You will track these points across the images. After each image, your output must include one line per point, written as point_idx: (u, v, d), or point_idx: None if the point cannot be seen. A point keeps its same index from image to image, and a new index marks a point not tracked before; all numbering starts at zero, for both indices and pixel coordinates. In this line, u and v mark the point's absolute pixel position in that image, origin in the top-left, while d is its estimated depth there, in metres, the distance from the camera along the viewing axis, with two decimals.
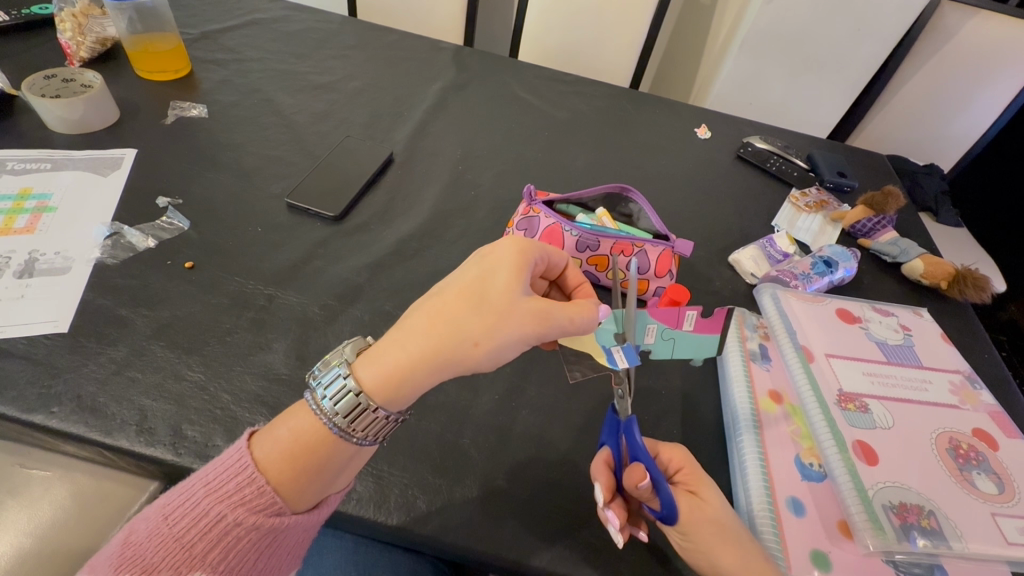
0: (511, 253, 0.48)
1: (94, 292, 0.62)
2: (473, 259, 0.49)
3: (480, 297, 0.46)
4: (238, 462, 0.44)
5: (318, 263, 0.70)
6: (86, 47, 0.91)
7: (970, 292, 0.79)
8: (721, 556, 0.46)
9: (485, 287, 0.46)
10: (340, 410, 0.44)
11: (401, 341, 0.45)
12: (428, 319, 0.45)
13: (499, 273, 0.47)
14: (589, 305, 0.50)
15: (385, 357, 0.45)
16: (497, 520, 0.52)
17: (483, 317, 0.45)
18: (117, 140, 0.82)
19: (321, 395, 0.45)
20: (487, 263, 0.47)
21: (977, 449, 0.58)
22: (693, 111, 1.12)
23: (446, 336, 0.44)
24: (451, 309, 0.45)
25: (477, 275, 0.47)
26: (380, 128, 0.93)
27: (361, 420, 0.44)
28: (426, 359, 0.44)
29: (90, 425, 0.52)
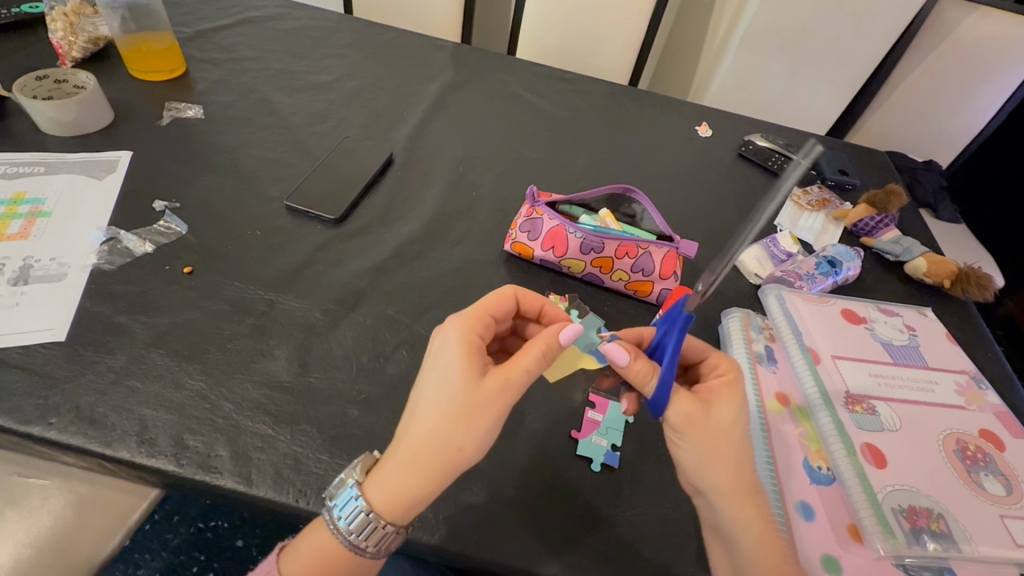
0: (456, 344, 0.48)
1: (92, 299, 0.61)
2: (426, 367, 0.49)
3: (443, 405, 0.45)
4: (270, 572, 0.47)
5: (318, 267, 0.69)
6: (78, 46, 0.89)
7: (972, 291, 0.80)
8: (713, 473, 0.47)
9: (443, 392, 0.46)
10: (353, 529, 0.46)
11: (394, 469, 0.45)
12: (411, 444, 0.45)
13: (452, 373, 0.47)
14: (542, 346, 0.48)
15: (388, 483, 0.45)
16: (504, 527, 0.51)
17: (455, 423, 0.45)
18: (112, 141, 0.80)
19: (337, 516, 0.46)
20: (439, 367, 0.48)
21: (984, 450, 0.58)
22: (694, 109, 1.11)
23: (428, 454, 0.45)
24: (425, 425, 0.45)
25: (433, 381, 0.47)
26: (379, 129, 0.92)
27: (372, 535, 0.46)
28: (422, 480, 0.45)
29: (89, 436, 0.51)
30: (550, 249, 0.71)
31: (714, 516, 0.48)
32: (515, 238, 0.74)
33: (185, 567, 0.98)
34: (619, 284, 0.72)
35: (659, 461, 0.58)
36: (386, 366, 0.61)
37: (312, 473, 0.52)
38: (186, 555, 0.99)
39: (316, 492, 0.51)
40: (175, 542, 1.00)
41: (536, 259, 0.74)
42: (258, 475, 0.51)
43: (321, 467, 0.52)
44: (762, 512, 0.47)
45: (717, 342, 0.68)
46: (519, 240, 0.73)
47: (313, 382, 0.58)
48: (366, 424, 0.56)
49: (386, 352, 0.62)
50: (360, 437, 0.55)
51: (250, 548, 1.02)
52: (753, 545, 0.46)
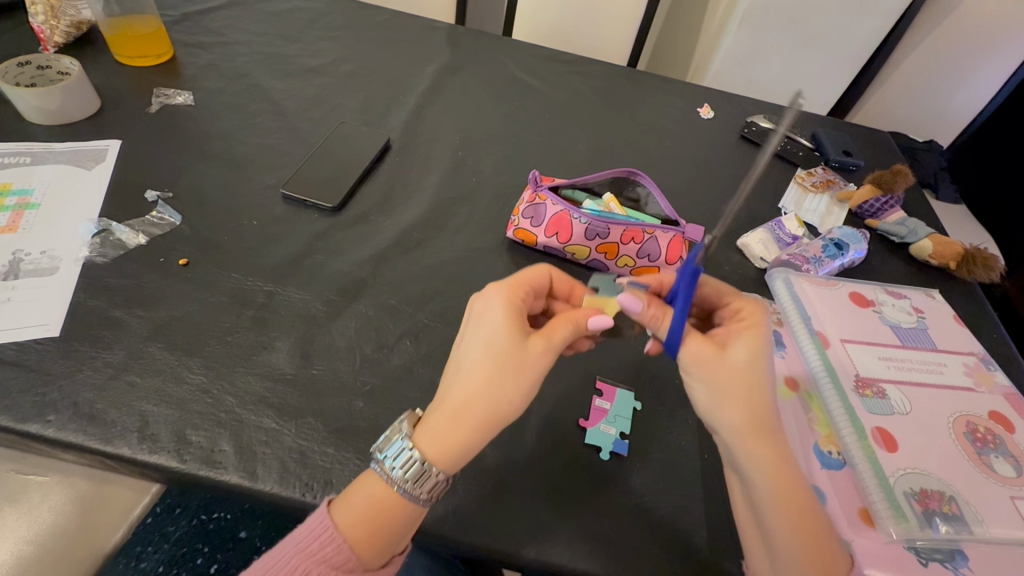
0: (500, 305, 0.47)
1: (86, 293, 0.59)
2: (468, 329, 0.48)
3: (489, 358, 0.44)
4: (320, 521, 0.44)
5: (317, 257, 0.68)
6: (60, 31, 0.86)
7: (979, 272, 0.79)
8: (728, 411, 0.45)
9: (488, 346, 0.45)
10: (410, 477, 0.43)
11: (445, 423, 0.44)
12: (457, 398, 0.44)
13: (497, 329, 0.46)
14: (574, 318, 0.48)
15: (439, 435, 0.44)
16: (515, 516, 0.51)
17: (501, 373, 0.44)
18: (99, 130, 0.77)
19: (389, 465, 0.44)
20: (481, 323, 0.47)
21: (994, 432, 0.58)
22: (695, 90, 1.09)
23: (476, 405, 0.43)
24: (470, 379, 0.44)
25: (476, 338, 0.46)
26: (375, 114, 0.90)
27: (427, 482, 0.43)
28: (472, 430, 0.44)
29: (89, 433, 0.50)
30: (553, 235, 0.70)
31: (732, 458, 0.47)
32: (518, 225, 0.72)
33: (189, 558, 0.98)
34: (625, 270, 0.71)
35: (669, 448, 0.57)
36: (390, 357, 0.60)
37: (318, 467, 0.51)
38: (189, 547, 0.99)
39: (323, 487, 0.50)
40: (177, 534, 1.00)
41: (539, 246, 0.72)
42: (264, 469, 0.50)
43: (327, 461, 0.51)
44: (783, 457, 0.45)
45: None
46: (522, 226, 0.72)
47: (316, 374, 0.57)
48: (372, 416, 0.55)
49: (389, 342, 0.61)
50: (366, 430, 0.54)
51: (254, 538, 1.02)
52: (769, 488, 0.45)
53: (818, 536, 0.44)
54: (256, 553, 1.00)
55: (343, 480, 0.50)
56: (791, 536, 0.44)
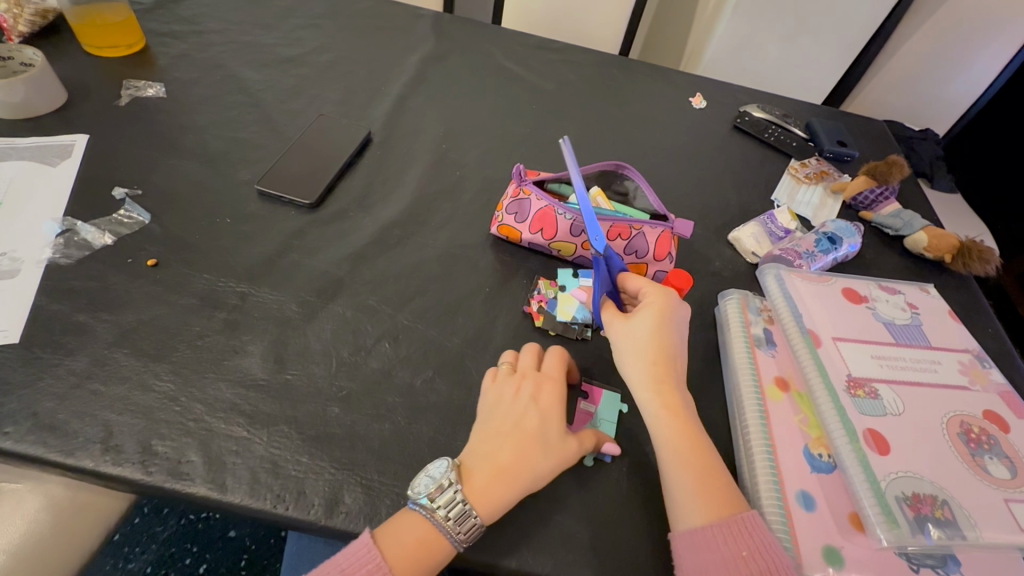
0: (552, 388, 0.54)
1: (48, 296, 0.57)
2: (523, 397, 0.53)
3: (542, 434, 0.51)
4: (366, 550, 0.45)
5: (294, 256, 0.65)
6: (24, 20, 0.82)
7: (975, 265, 0.77)
8: (629, 365, 0.56)
9: (542, 424, 0.51)
10: (453, 516, 0.46)
11: (494, 479, 0.48)
12: (509, 459, 0.49)
13: (552, 399, 0.53)
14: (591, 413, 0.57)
15: (488, 488, 0.48)
16: (496, 526, 0.49)
17: (551, 449, 0.50)
18: (66, 124, 0.74)
19: (434, 502, 0.47)
20: (536, 392, 0.54)
21: (988, 432, 0.56)
22: (687, 79, 1.06)
23: (524, 468, 0.49)
24: (525, 446, 0.50)
25: (530, 411, 0.52)
26: (356, 105, 0.87)
27: (468, 524, 0.47)
28: (513, 491, 0.48)
29: (49, 445, 0.47)
30: (538, 231, 0.67)
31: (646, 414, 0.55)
32: (502, 220, 0.70)
33: (177, 559, 0.97)
34: None
35: (656, 452, 0.56)
36: (368, 361, 0.58)
37: (291, 477, 0.49)
38: (177, 547, 0.98)
39: (296, 498, 0.48)
40: (165, 534, 0.99)
41: (524, 242, 0.70)
42: (234, 481, 0.48)
43: (300, 470, 0.49)
44: (676, 406, 0.53)
45: (714, 326, 0.67)
46: (506, 222, 0.69)
47: (290, 379, 0.55)
48: (348, 422, 0.53)
49: (367, 345, 0.59)
50: (341, 437, 0.52)
51: (243, 538, 1.01)
52: (664, 434, 0.52)
53: (711, 473, 0.50)
54: (246, 552, 0.99)
55: (317, 490, 0.49)
56: (688, 477, 0.50)
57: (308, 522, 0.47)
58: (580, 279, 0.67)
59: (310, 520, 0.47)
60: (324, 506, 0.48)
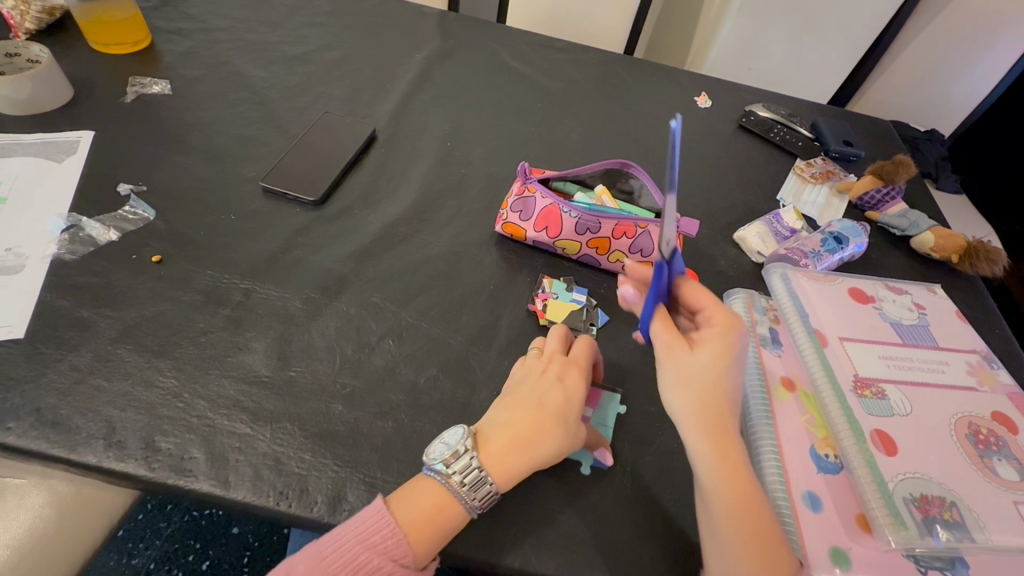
0: (578, 370, 0.54)
1: (52, 292, 0.57)
2: (549, 376, 0.53)
3: (564, 410, 0.51)
4: (385, 516, 0.45)
5: (298, 253, 0.65)
6: (31, 17, 0.83)
7: (982, 265, 0.76)
8: (679, 404, 0.47)
9: (566, 400, 0.51)
10: (468, 482, 0.46)
11: (514, 449, 0.48)
12: (531, 431, 0.49)
13: (572, 379, 0.53)
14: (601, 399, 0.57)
15: (507, 457, 0.48)
16: (500, 525, 0.49)
17: (570, 424, 0.50)
18: (71, 120, 0.74)
19: (452, 468, 0.47)
20: (557, 368, 0.54)
21: (996, 434, 0.56)
22: (692, 78, 1.06)
23: (541, 442, 0.49)
24: (546, 419, 0.50)
25: (555, 387, 0.52)
26: (361, 103, 0.87)
27: (482, 493, 0.46)
28: (526, 464, 0.48)
29: (52, 440, 0.47)
30: (543, 230, 0.67)
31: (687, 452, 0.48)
32: (506, 218, 0.70)
33: (181, 555, 0.97)
34: (617, 265, 0.68)
35: (660, 451, 0.55)
36: (372, 358, 0.58)
37: (294, 474, 0.49)
38: (180, 543, 0.98)
39: (299, 495, 0.48)
40: (169, 530, 0.98)
41: (528, 240, 0.70)
42: (237, 477, 0.48)
43: (303, 467, 0.49)
44: (736, 463, 0.46)
45: None
46: (510, 220, 0.69)
47: (293, 376, 0.55)
48: (351, 420, 0.53)
49: (371, 342, 0.59)
50: (344, 434, 0.52)
51: (246, 535, 1.00)
52: (713, 486, 0.46)
53: (771, 544, 0.44)
54: (249, 549, 0.99)
55: (320, 487, 0.48)
56: (738, 535, 0.44)
57: (311, 519, 0.47)
58: (574, 293, 0.66)
59: (313, 517, 0.47)
60: (326, 503, 0.48)
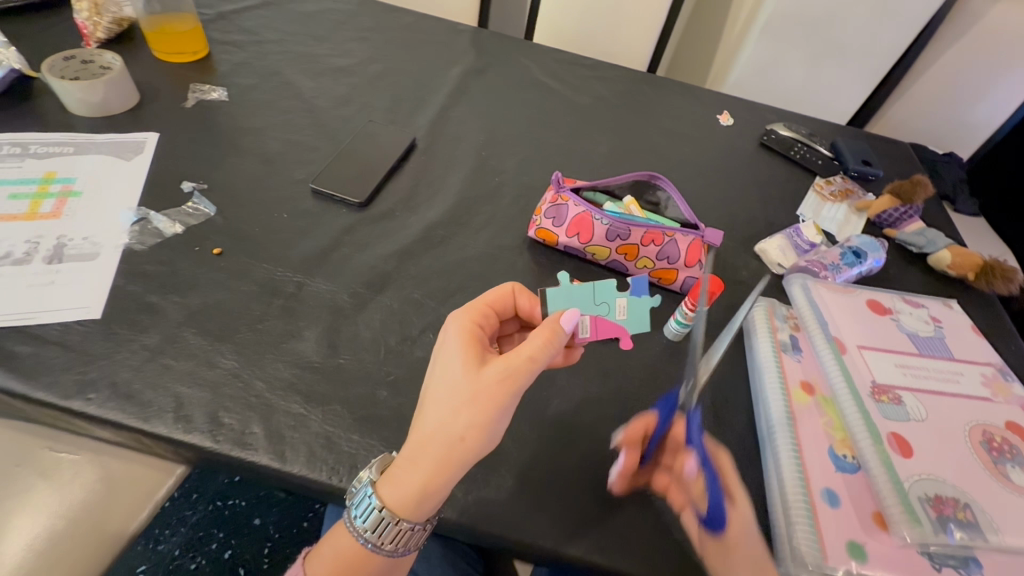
0: (456, 340, 0.49)
1: (125, 278, 0.62)
2: (432, 372, 0.49)
3: (449, 395, 0.46)
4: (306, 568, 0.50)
5: (345, 251, 0.70)
6: (102, 27, 0.89)
7: (998, 283, 0.79)
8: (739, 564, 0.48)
9: (449, 386, 0.46)
10: (368, 527, 0.47)
11: (402, 464, 0.46)
12: (417, 437, 0.46)
13: (452, 364, 0.47)
14: (544, 336, 0.47)
15: (396, 478, 0.46)
16: (535, 507, 0.52)
17: (455, 411, 0.45)
18: (138, 122, 0.80)
19: (354, 515, 0.48)
20: (441, 359, 0.49)
21: (1010, 442, 0.58)
22: (715, 97, 1.10)
23: (429, 443, 0.45)
24: (435, 415, 0.46)
25: (437, 375, 0.48)
26: (402, 113, 0.92)
27: (388, 532, 0.47)
28: (429, 471, 0.45)
29: (128, 412, 0.52)
30: (574, 235, 0.71)
31: None
32: (540, 224, 0.74)
33: (204, 543, 1.00)
34: (644, 271, 0.72)
35: None
36: (414, 349, 0.62)
37: (344, 452, 0.53)
38: (205, 531, 1.01)
39: (348, 471, 0.52)
40: (194, 518, 1.02)
41: (560, 245, 0.74)
42: (292, 452, 0.52)
43: (353, 446, 0.53)
44: None
45: (742, 332, 0.69)
46: (544, 226, 0.73)
47: (343, 363, 0.59)
48: (396, 405, 0.57)
49: (413, 335, 0.63)
50: (389, 418, 0.56)
51: (267, 526, 1.04)
52: None
53: None
54: (270, 540, 1.03)
55: (368, 464, 0.52)
56: None
57: None
58: None
59: None
60: None
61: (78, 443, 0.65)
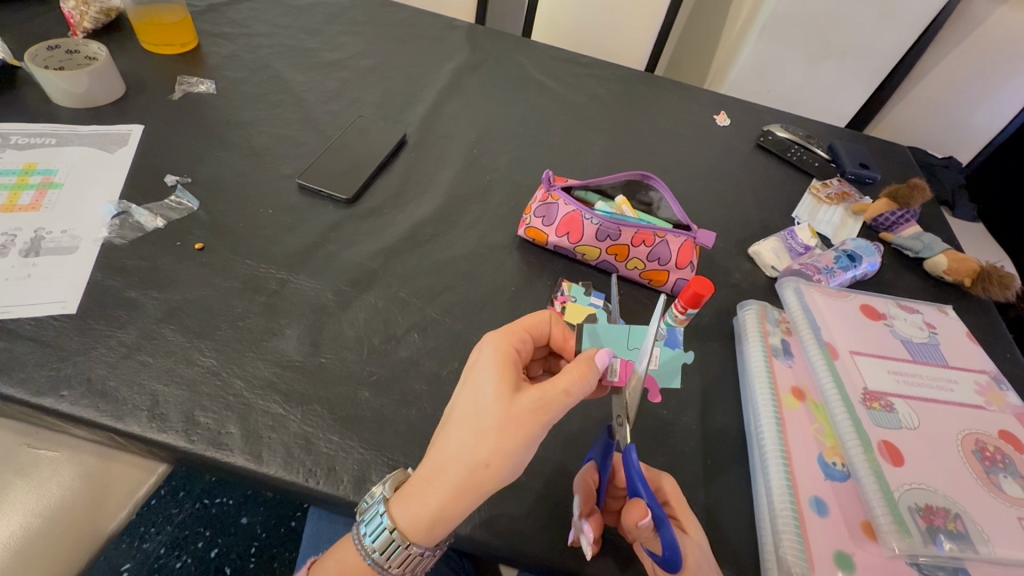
0: (491, 356, 0.47)
1: (103, 272, 0.61)
2: (461, 389, 0.46)
3: (477, 420, 0.43)
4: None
5: (330, 247, 0.69)
6: (89, 17, 0.88)
7: (994, 290, 0.77)
8: None
9: (476, 410, 0.44)
10: (377, 546, 0.45)
11: (419, 486, 0.44)
12: (437, 460, 0.44)
13: (483, 384, 0.45)
14: (581, 369, 0.44)
15: (411, 499, 0.44)
16: (517, 514, 0.51)
17: (481, 438, 0.43)
18: (123, 115, 0.79)
19: (363, 530, 0.46)
20: (472, 376, 0.46)
21: (1003, 452, 0.57)
22: (712, 97, 1.09)
23: (448, 469, 0.43)
24: (458, 439, 0.44)
25: (466, 395, 0.45)
26: (393, 109, 0.90)
27: (397, 555, 0.46)
28: (446, 498, 0.43)
29: (100, 410, 0.51)
30: (564, 235, 0.70)
31: None
32: (529, 223, 0.72)
33: (190, 542, 0.99)
34: (634, 272, 0.71)
35: (671, 452, 0.57)
36: (397, 349, 0.60)
37: (323, 454, 0.51)
38: (191, 530, 1.00)
39: (326, 473, 0.50)
40: (180, 517, 1.01)
41: (550, 245, 0.72)
42: (269, 453, 0.50)
43: (332, 448, 0.52)
44: None
45: (732, 336, 0.69)
46: (533, 225, 0.72)
47: (323, 362, 0.58)
48: (377, 406, 0.55)
49: (397, 334, 0.62)
50: (370, 419, 0.54)
51: (254, 525, 1.03)
52: None
53: None
54: (256, 540, 1.01)
55: (346, 467, 0.51)
56: None
57: (338, 496, 0.50)
58: (591, 298, 0.69)
59: (340, 495, 0.50)
60: (353, 482, 0.50)
61: (55, 439, 0.62)
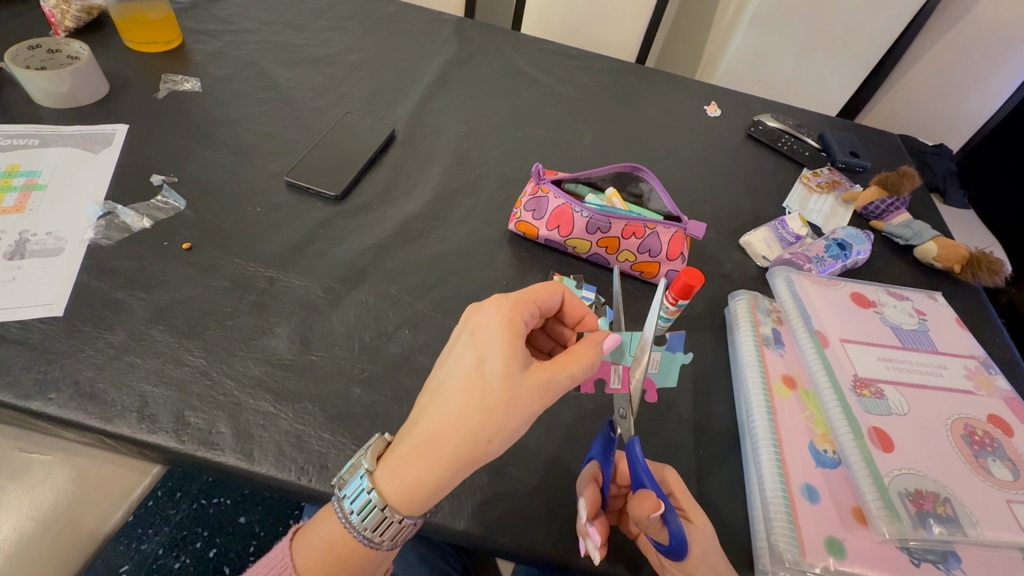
0: (501, 325, 0.45)
1: (89, 274, 0.60)
2: (464, 356, 0.44)
3: (482, 393, 0.42)
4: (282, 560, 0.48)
5: (320, 244, 0.68)
6: (70, 16, 0.87)
7: (982, 275, 0.77)
8: None
9: (483, 382, 0.43)
10: (368, 525, 0.45)
11: (415, 458, 0.43)
12: (435, 429, 0.43)
13: (492, 355, 0.43)
14: (590, 353, 0.47)
15: (404, 472, 0.44)
16: (510, 508, 0.51)
17: (487, 411, 0.42)
18: (107, 114, 0.78)
19: (349, 509, 0.45)
20: (478, 343, 0.44)
21: (992, 435, 0.57)
22: (703, 87, 1.08)
23: (449, 440, 0.42)
24: (461, 411, 0.42)
25: (470, 364, 0.44)
26: (381, 105, 0.90)
27: (388, 530, 0.45)
28: (440, 467, 0.43)
29: (89, 412, 0.50)
30: (555, 228, 0.70)
31: None
32: (520, 217, 0.72)
33: (189, 542, 0.99)
34: (626, 265, 0.71)
35: (665, 443, 0.57)
36: (389, 346, 0.60)
37: (315, 451, 0.51)
38: (189, 530, 1.00)
39: (319, 470, 0.50)
40: (178, 517, 1.01)
41: (540, 239, 0.72)
42: (261, 452, 0.50)
43: (323, 445, 0.52)
44: None
45: (724, 325, 0.69)
46: (524, 218, 0.72)
47: (314, 360, 0.57)
48: (369, 402, 0.55)
49: (388, 330, 0.62)
50: (362, 416, 0.54)
51: (252, 524, 1.03)
52: None
53: None
54: (255, 538, 1.01)
55: (339, 464, 0.51)
56: None
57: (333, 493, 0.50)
58: (583, 291, 0.68)
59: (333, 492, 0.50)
60: None
61: (48, 442, 0.61)
